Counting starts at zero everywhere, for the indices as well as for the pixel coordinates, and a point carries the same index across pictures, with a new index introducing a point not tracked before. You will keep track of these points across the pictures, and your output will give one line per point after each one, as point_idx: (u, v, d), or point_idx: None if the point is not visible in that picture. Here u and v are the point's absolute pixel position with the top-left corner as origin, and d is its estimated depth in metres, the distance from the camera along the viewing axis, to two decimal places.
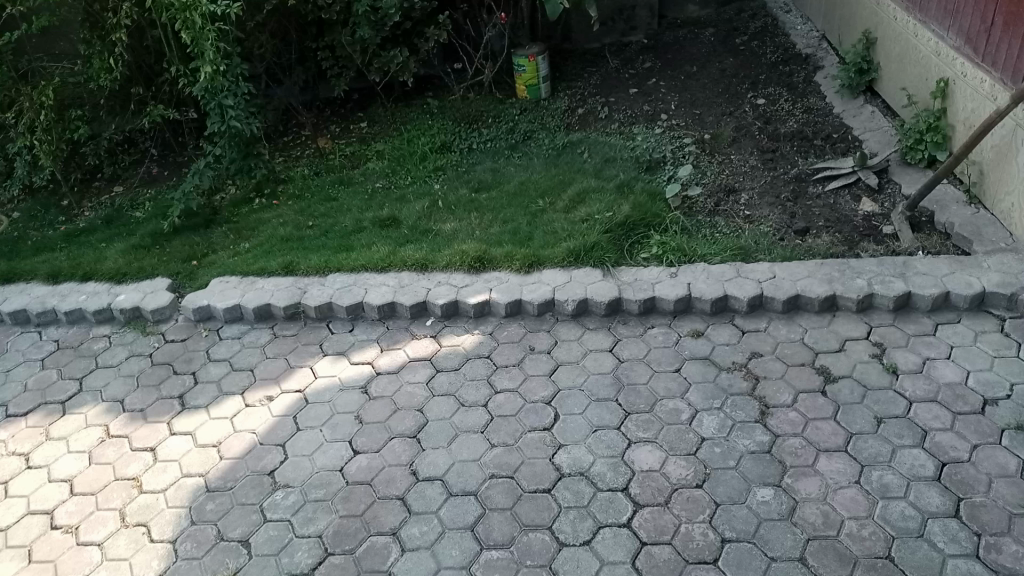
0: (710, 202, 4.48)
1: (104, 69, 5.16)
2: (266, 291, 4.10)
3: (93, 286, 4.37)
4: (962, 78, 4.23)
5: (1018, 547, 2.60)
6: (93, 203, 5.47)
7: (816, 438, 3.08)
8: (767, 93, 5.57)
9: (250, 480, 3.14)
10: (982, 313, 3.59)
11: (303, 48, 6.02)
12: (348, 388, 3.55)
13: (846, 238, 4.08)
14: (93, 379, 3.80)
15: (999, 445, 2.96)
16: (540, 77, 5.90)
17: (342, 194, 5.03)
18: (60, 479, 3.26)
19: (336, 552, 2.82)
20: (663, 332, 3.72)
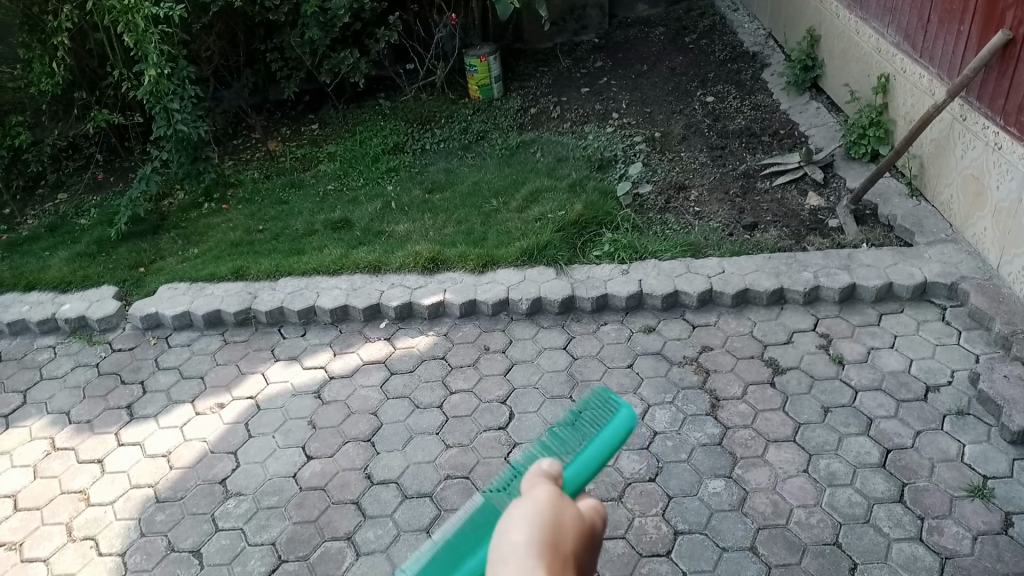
0: (660, 199, 4.54)
1: (45, 73, 5.04)
2: (216, 297, 4.05)
3: (36, 296, 4.28)
4: (901, 73, 4.33)
5: (959, 529, 2.68)
6: (36, 211, 5.35)
7: (765, 429, 3.14)
8: (716, 90, 5.65)
9: (200, 489, 3.10)
10: (924, 302, 3.68)
11: (251, 50, 5.96)
12: (301, 394, 3.52)
13: (793, 232, 4.16)
14: (39, 392, 3.72)
15: (941, 430, 3.05)
16: (492, 77, 5.91)
17: (294, 198, 4.98)
18: (3, 495, 3.20)
19: (290, 559, 2.80)
20: (615, 328, 3.76)
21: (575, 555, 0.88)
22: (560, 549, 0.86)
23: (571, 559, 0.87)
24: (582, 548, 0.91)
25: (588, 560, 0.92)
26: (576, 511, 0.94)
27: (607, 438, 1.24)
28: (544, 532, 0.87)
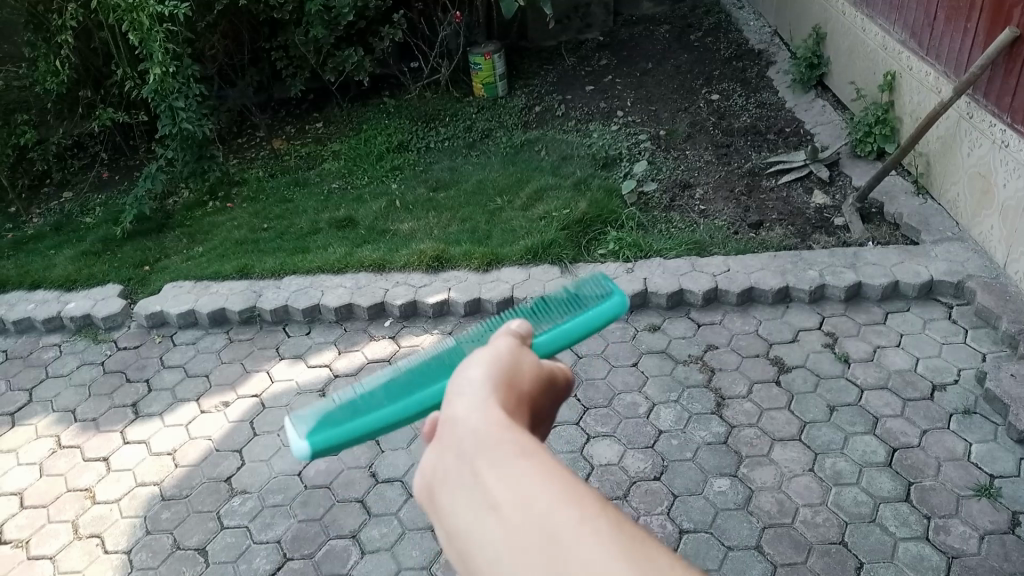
0: (665, 197, 4.53)
1: (50, 72, 5.06)
2: (220, 295, 4.06)
3: (42, 294, 4.29)
4: (908, 71, 4.31)
5: (966, 528, 2.67)
6: (42, 209, 5.36)
7: (771, 428, 3.14)
8: (721, 88, 5.64)
9: (206, 487, 3.11)
10: (931, 300, 3.67)
11: (256, 48, 5.96)
12: (306, 392, 3.52)
13: (799, 231, 4.15)
14: (44, 390, 3.73)
15: (948, 429, 3.04)
16: (496, 75, 5.91)
17: (298, 196, 4.99)
18: (10, 493, 3.20)
19: (295, 557, 2.80)
20: (620, 327, 3.75)
21: (533, 399, 0.78)
22: (518, 388, 0.76)
23: (528, 402, 0.77)
24: (542, 396, 0.81)
25: (547, 411, 0.83)
26: (540, 364, 0.83)
27: (590, 319, 1.35)
28: (503, 371, 0.77)
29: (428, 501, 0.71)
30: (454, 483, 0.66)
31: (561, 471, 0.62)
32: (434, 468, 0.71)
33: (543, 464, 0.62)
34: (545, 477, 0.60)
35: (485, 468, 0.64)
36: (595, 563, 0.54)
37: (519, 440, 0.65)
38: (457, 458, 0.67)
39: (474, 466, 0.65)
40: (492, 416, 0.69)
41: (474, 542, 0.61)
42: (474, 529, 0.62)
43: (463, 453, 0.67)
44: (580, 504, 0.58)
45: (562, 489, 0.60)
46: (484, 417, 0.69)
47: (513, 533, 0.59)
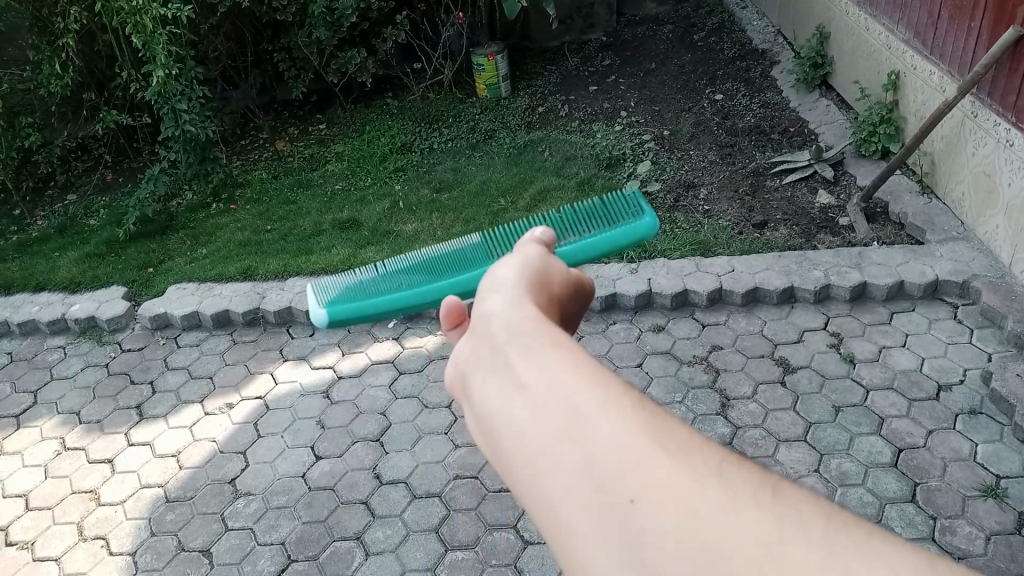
0: (669, 197, 4.52)
1: (54, 75, 5.07)
2: (224, 297, 4.06)
3: (46, 296, 4.29)
4: (912, 70, 4.30)
5: (972, 529, 2.66)
6: (46, 211, 5.37)
7: (776, 428, 3.13)
8: (725, 88, 5.63)
9: (210, 489, 3.11)
10: (936, 300, 3.65)
11: (259, 50, 5.97)
12: (309, 393, 3.52)
13: (803, 230, 4.14)
14: (48, 392, 3.73)
15: (954, 429, 3.02)
16: (499, 76, 5.90)
17: (301, 198, 4.99)
18: (15, 494, 3.21)
19: (300, 558, 2.80)
20: (624, 327, 3.75)
21: (559, 301, 0.82)
22: (545, 289, 0.80)
23: (554, 304, 0.81)
24: (567, 299, 0.85)
25: (570, 313, 0.87)
26: (563, 271, 0.87)
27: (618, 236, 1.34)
28: (532, 274, 0.81)
29: (462, 387, 0.75)
30: (487, 367, 0.70)
31: (591, 362, 0.66)
32: (467, 356, 0.74)
33: (573, 354, 0.66)
34: (576, 363, 0.64)
35: (513, 356, 0.68)
36: (624, 440, 0.58)
37: (550, 332, 0.69)
38: (487, 347, 0.71)
39: (507, 353, 0.68)
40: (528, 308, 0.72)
41: (503, 419, 0.65)
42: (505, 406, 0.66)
43: (493, 342, 0.71)
44: (608, 389, 0.62)
45: (594, 375, 0.64)
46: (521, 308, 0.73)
47: (545, 407, 0.62)
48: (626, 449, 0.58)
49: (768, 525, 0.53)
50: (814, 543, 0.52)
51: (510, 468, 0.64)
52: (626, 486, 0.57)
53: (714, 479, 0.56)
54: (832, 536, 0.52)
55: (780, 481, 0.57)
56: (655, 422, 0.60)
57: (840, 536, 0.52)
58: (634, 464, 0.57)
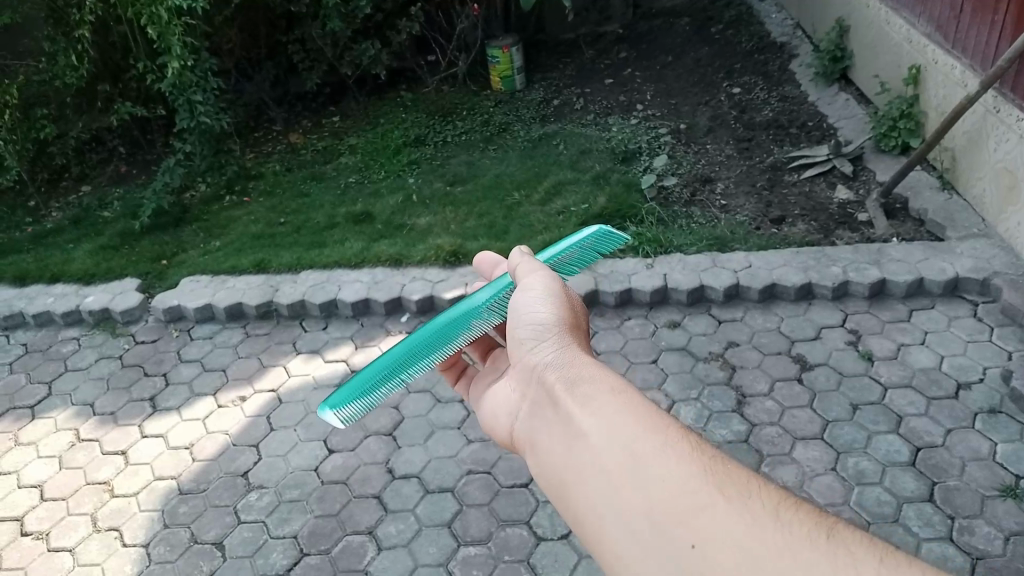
0: (685, 191, 4.47)
1: (70, 66, 5.07)
2: (237, 289, 4.06)
3: (61, 288, 4.30)
4: (933, 64, 4.23)
5: (991, 529, 2.62)
6: (60, 203, 5.39)
7: (793, 427, 3.09)
8: (742, 81, 5.57)
9: (223, 482, 3.10)
10: (955, 298, 3.60)
11: (273, 42, 5.95)
12: (323, 386, 3.51)
13: (821, 226, 4.09)
14: (63, 383, 3.74)
15: (973, 429, 2.97)
16: (514, 68, 5.87)
17: (315, 190, 4.98)
18: (29, 485, 3.22)
19: (312, 552, 2.79)
20: (639, 323, 3.71)
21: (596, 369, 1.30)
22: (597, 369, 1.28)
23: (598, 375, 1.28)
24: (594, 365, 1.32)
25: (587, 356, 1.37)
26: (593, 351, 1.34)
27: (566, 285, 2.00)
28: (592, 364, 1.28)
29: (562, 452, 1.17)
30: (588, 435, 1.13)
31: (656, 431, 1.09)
32: (569, 429, 1.17)
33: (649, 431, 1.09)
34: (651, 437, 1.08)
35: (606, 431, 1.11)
36: (697, 489, 1.00)
37: (634, 413, 1.12)
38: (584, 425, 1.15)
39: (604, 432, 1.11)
40: (585, 374, 1.23)
41: (609, 476, 1.07)
42: (583, 457, 1.12)
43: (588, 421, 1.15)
44: (676, 456, 1.05)
45: (653, 431, 1.09)
46: (582, 372, 1.24)
47: (620, 459, 1.07)
48: (696, 495, 1.00)
49: (816, 557, 0.90)
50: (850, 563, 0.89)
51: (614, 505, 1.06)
52: (679, 508, 0.99)
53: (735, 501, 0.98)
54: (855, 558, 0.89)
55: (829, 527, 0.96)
56: (700, 465, 1.04)
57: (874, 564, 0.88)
58: (685, 492, 1.00)
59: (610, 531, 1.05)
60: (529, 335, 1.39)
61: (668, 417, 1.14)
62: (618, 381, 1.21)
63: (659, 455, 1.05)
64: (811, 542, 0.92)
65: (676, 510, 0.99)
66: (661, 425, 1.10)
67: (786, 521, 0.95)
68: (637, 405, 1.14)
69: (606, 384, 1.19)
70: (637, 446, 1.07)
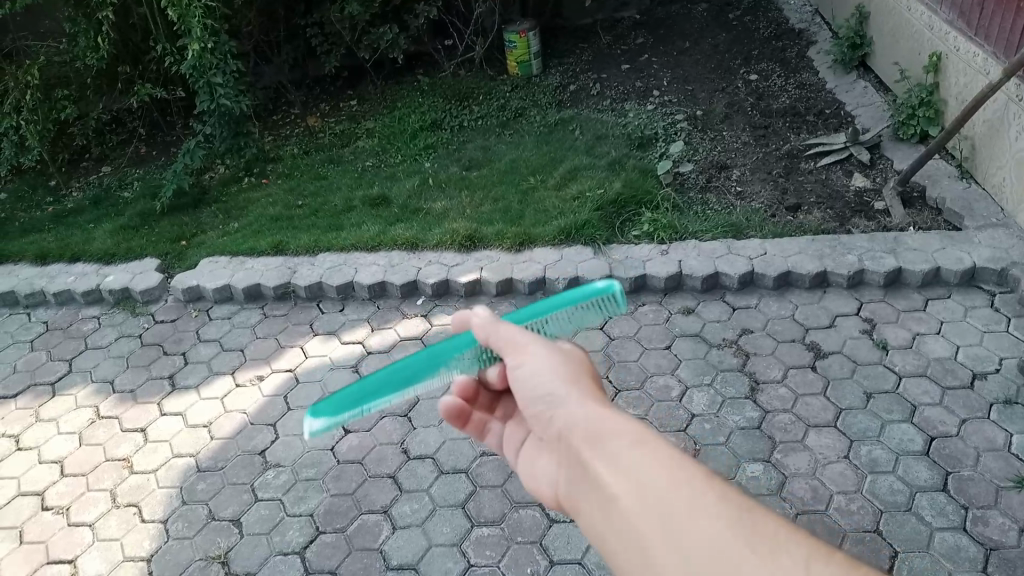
0: (701, 178, 4.47)
1: (90, 47, 5.09)
2: (255, 271, 4.09)
3: (82, 267, 4.35)
4: (955, 52, 4.19)
5: (1005, 519, 2.62)
6: (81, 183, 5.45)
7: (806, 414, 3.10)
8: (760, 68, 5.54)
9: (240, 460, 3.15)
10: (972, 288, 3.59)
11: (291, 25, 5.96)
12: (339, 367, 3.55)
13: (838, 214, 4.07)
14: (84, 360, 3.80)
15: (988, 419, 2.97)
16: (531, 53, 5.86)
17: (332, 173, 5.00)
18: (51, 460, 3.28)
19: (327, 531, 2.83)
20: (654, 309, 3.72)
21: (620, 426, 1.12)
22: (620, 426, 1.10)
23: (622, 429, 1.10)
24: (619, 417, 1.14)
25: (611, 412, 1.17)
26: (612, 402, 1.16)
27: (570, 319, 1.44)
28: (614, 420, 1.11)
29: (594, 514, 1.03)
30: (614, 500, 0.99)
31: (687, 483, 0.94)
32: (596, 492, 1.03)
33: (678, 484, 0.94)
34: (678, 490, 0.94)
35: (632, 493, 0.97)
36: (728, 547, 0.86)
37: (659, 467, 0.97)
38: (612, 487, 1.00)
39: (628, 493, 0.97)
40: (606, 430, 1.08)
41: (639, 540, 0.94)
42: (611, 521, 0.99)
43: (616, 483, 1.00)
44: (706, 510, 0.90)
45: (679, 485, 0.94)
46: (595, 421, 1.11)
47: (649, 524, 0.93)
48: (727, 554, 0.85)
49: None
50: None
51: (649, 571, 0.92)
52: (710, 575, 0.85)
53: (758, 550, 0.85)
54: None
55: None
56: (733, 519, 0.89)
57: None
58: (717, 550, 0.86)
59: None
60: (539, 405, 1.22)
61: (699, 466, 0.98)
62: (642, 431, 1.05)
63: (682, 504, 0.92)
64: None
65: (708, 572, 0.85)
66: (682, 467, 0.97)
67: None
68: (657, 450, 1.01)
69: (627, 438, 1.04)
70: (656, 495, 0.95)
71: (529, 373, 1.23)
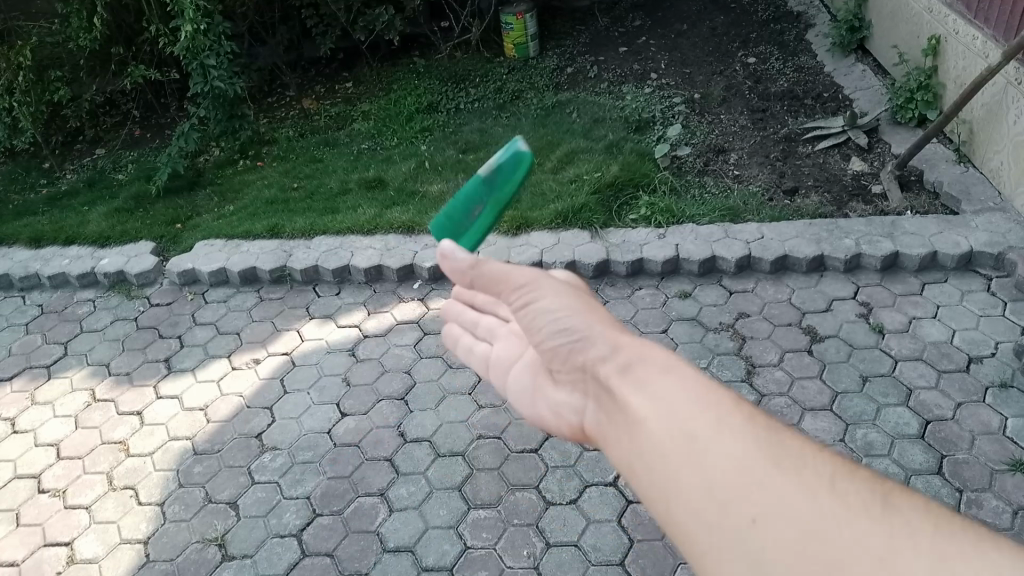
0: (699, 161, 4.46)
1: (83, 29, 5.05)
2: (251, 254, 4.08)
3: (76, 250, 4.33)
4: (954, 35, 4.17)
5: (999, 502, 2.63)
6: (75, 166, 5.42)
7: (802, 397, 3.10)
8: (758, 51, 5.51)
9: (237, 443, 3.14)
10: (969, 272, 3.59)
11: (286, 6, 5.91)
12: (335, 350, 3.54)
13: (835, 198, 4.06)
14: (79, 344, 3.78)
15: (983, 403, 2.98)
16: (528, 36, 5.82)
17: (328, 155, 4.98)
18: (47, 443, 3.27)
19: (324, 513, 2.83)
20: (650, 293, 3.71)
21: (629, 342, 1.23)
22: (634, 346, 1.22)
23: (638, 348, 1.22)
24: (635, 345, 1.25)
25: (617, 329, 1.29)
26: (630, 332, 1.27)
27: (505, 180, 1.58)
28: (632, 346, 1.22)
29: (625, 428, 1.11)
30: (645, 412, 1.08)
31: (713, 398, 1.05)
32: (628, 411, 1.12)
33: (707, 400, 1.05)
34: (706, 405, 1.04)
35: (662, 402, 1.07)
36: (746, 457, 0.95)
37: (689, 389, 1.07)
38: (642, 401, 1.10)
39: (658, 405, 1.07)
40: (635, 359, 1.17)
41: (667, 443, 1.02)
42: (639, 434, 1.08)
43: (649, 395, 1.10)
44: (731, 420, 1.00)
45: (707, 400, 1.04)
46: (617, 349, 1.21)
47: (677, 434, 1.02)
48: (744, 461, 0.95)
49: (875, 527, 0.85)
50: (916, 544, 0.83)
51: (676, 473, 0.99)
52: (737, 476, 0.94)
53: (809, 491, 0.90)
54: (929, 537, 0.84)
55: (885, 489, 0.91)
56: (759, 434, 0.98)
57: (935, 539, 0.84)
58: (744, 463, 0.95)
59: (673, 501, 0.99)
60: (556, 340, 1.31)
61: (726, 393, 1.07)
62: (672, 361, 1.16)
63: (709, 409, 1.03)
64: (867, 513, 0.87)
65: (733, 479, 0.94)
66: (791, 447, 0.96)
67: (843, 488, 0.90)
68: (762, 424, 1.00)
69: (659, 367, 1.14)
70: (753, 470, 0.94)
71: (537, 308, 1.34)
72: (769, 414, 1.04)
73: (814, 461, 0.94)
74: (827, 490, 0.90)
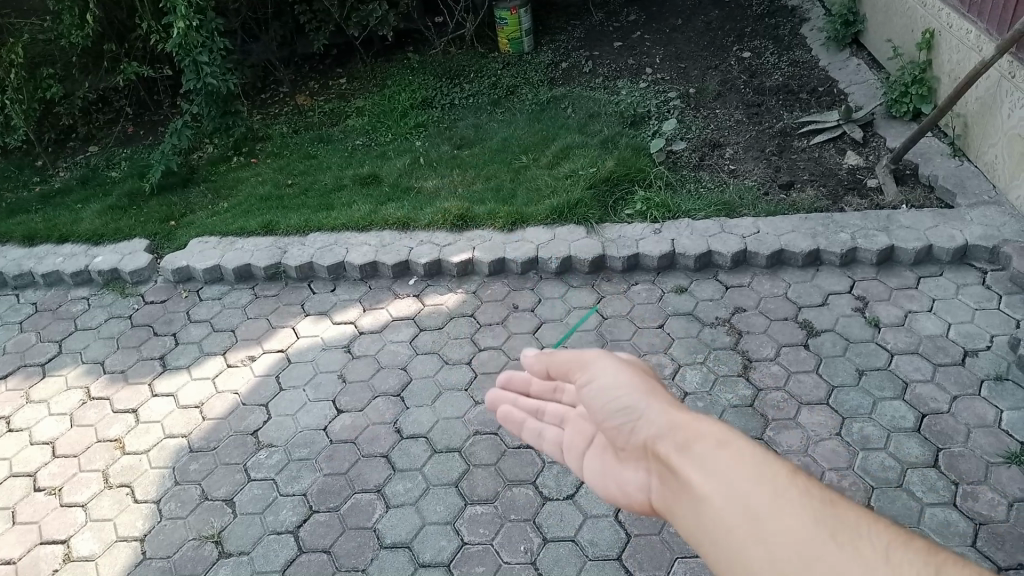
0: (694, 156, 4.46)
1: (75, 26, 5.02)
2: (246, 251, 4.06)
3: (70, 248, 4.31)
4: (948, 29, 4.17)
5: (995, 495, 2.64)
6: (68, 163, 5.40)
7: (798, 391, 3.10)
8: (753, 45, 5.51)
9: (233, 440, 3.14)
10: (964, 266, 3.59)
11: (279, 2, 5.89)
12: (331, 347, 3.54)
13: (830, 192, 4.06)
14: (73, 342, 3.77)
15: (979, 396, 2.98)
16: (523, 31, 5.81)
17: (322, 152, 4.97)
18: (42, 441, 3.26)
19: (321, 510, 2.83)
20: (646, 288, 3.71)
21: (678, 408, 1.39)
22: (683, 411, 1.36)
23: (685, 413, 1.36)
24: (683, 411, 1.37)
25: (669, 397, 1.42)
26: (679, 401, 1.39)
27: None
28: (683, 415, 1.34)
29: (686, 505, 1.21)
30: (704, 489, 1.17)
31: (768, 471, 1.14)
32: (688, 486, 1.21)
33: (762, 475, 1.13)
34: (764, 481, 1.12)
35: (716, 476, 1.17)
36: (809, 536, 1.04)
37: (744, 463, 1.16)
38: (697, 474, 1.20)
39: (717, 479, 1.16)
40: (691, 433, 1.27)
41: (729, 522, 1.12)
42: (701, 512, 1.17)
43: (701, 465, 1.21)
44: (787, 497, 1.09)
45: (766, 480, 1.13)
46: (673, 425, 1.31)
47: (739, 518, 1.11)
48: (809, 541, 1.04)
49: None
50: None
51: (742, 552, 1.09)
52: (804, 559, 1.03)
53: (870, 561, 0.99)
54: None
55: (942, 560, 0.98)
56: (816, 511, 1.07)
57: None
58: (807, 545, 1.03)
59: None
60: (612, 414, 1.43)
61: (782, 466, 1.16)
62: (724, 433, 1.25)
63: (767, 486, 1.12)
64: None
65: (799, 561, 1.03)
66: (845, 518, 1.05)
67: (902, 562, 0.98)
68: (814, 494, 1.09)
69: (714, 441, 1.22)
70: (812, 543, 1.04)
71: (593, 382, 1.49)
72: (822, 485, 1.13)
73: (869, 532, 1.03)
74: (885, 565, 0.98)
